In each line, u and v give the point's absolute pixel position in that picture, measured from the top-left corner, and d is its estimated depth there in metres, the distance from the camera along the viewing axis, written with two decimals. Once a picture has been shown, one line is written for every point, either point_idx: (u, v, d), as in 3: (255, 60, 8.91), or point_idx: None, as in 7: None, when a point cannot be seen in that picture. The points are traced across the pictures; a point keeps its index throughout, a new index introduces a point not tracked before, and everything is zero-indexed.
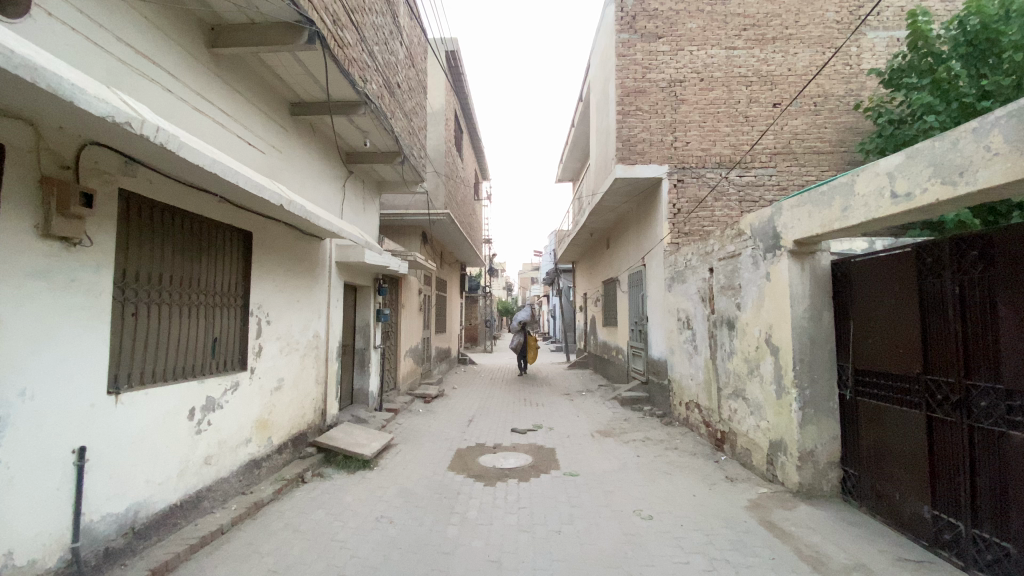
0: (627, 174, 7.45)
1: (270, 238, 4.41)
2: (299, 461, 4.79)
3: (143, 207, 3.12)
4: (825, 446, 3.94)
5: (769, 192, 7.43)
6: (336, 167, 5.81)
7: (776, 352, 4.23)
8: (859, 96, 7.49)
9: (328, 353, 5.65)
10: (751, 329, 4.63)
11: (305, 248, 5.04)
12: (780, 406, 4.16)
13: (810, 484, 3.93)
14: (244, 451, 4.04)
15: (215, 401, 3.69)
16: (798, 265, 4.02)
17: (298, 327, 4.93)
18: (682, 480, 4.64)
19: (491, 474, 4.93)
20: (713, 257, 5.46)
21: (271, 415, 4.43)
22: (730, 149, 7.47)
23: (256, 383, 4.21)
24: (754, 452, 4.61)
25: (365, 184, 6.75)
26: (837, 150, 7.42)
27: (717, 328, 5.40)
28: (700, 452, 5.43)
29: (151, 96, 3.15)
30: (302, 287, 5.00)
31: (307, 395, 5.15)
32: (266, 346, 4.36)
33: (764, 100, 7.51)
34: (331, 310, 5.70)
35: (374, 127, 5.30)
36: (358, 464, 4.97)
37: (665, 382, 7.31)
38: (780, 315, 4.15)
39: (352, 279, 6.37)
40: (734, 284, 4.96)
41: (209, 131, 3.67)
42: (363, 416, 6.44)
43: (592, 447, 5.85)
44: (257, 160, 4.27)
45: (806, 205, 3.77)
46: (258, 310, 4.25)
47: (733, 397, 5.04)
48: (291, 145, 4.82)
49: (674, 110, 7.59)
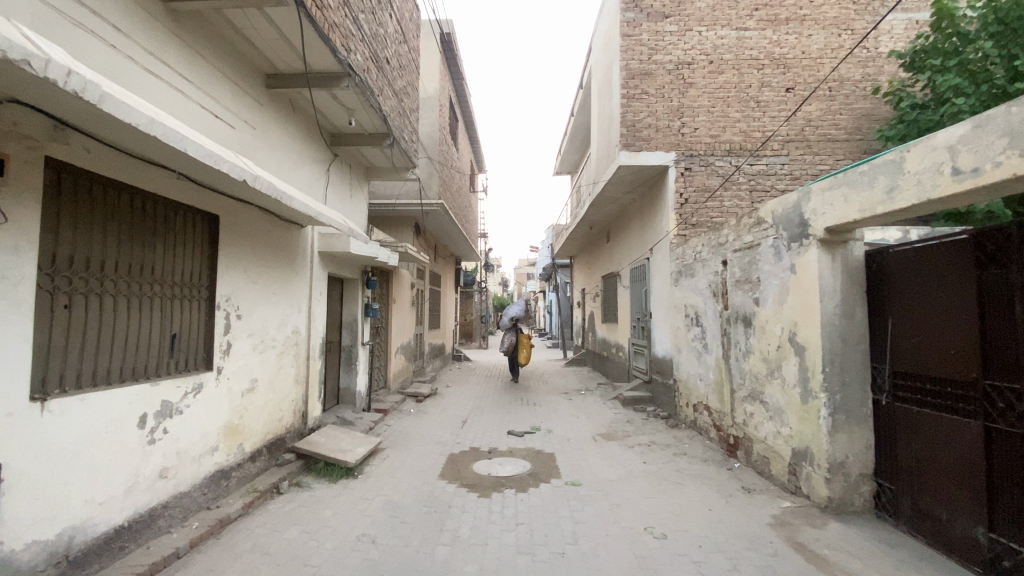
0: (631, 160, 6.97)
1: (241, 223, 3.95)
2: (275, 470, 4.36)
3: (80, 181, 2.67)
4: (857, 457, 3.56)
5: (781, 182, 7.03)
6: (319, 148, 5.37)
7: (801, 352, 3.83)
8: (876, 81, 7.10)
9: (309, 351, 5.21)
10: (772, 327, 4.22)
11: (283, 236, 4.59)
12: (806, 412, 3.76)
13: (840, 498, 3.54)
14: (209, 461, 3.60)
15: (173, 406, 3.24)
16: (829, 255, 3.61)
17: (274, 323, 4.48)
18: (695, 491, 4.23)
19: (486, 483, 4.51)
20: (728, 248, 5.04)
21: (241, 421, 3.98)
22: (741, 136, 7.07)
23: (224, 385, 3.77)
24: (774, 461, 4.22)
25: (352, 169, 6.30)
26: (852, 138, 7.03)
27: (731, 326, 5.00)
28: (711, 459, 5.03)
29: (92, 53, 2.70)
30: (280, 279, 4.56)
31: (285, 397, 4.71)
32: (235, 343, 3.91)
33: (776, 84, 7.09)
34: (313, 304, 5.26)
35: (359, 104, 4.87)
36: (341, 472, 4.55)
37: (670, 382, 6.92)
38: (806, 311, 3.75)
39: (337, 271, 5.92)
40: (751, 277, 4.56)
41: (167, 99, 3.24)
42: (349, 418, 6.01)
43: (593, 452, 5.44)
44: (225, 136, 3.82)
45: (842, 187, 3.37)
46: (227, 302, 3.80)
47: (749, 400, 4.63)
48: (268, 123, 4.38)
49: (681, 94, 7.16)
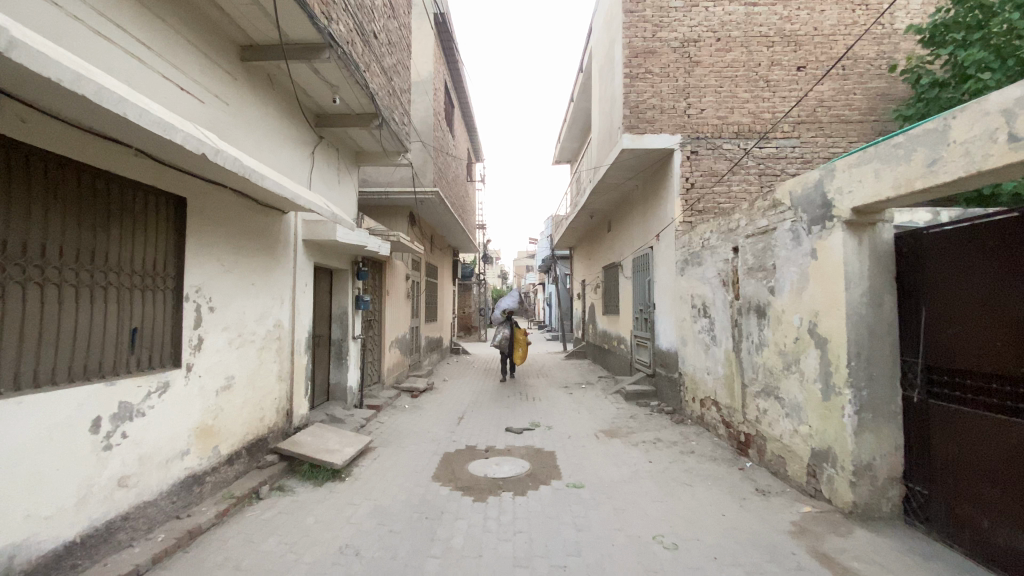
0: (635, 143, 6.63)
1: (212, 207, 3.63)
2: (256, 473, 4.07)
3: (13, 153, 2.35)
4: (885, 458, 3.27)
5: (792, 165, 6.69)
6: (303, 129, 5.03)
7: (823, 345, 3.52)
8: (892, 59, 6.75)
9: (294, 346, 4.90)
10: (789, 318, 3.91)
11: (262, 223, 4.27)
12: (828, 410, 3.46)
13: (866, 504, 3.26)
14: (178, 467, 3.30)
15: (133, 408, 2.93)
16: (856, 238, 3.29)
17: (253, 316, 4.16)
18: (706, 494, 3.94)
19: (482, 485, 4.22)
20: (739, 234, 4.72)
21: (216, 422, 3.68)
22: (750, 118, 6.71)
23: (195, 384, 3.46)
24: (790, 461, 3.93)
25: (339, 153, 5.96)
26: (867, 119, 6.69)
27: (742, 317, 4.69)
28: (720, 457, 4.75)
29: (31, 9, 2.37)
30: (259, 268, 4.24)
31: (267, 395, 4.41)
32: (207, 338, 3.59)
33: (787, 62, 6.73)
34: (297, 296, 4.94)
35: (344, 79, 4.52)
36: (327, 474, 4.26)
37: (675, 375, 6.63)
38: (829, 300, 3.44)
39: (324, 261, 5.59)
40: (765, 264, 4.25)
41: (122, 66, 2.90)
42: (338, 415, 5.70)
43: (595, 450, 5.16)
44: (195, 111, 3.50)
45: (873, 162, 3.05)
46: (197, 293, 3.47)
47: (762, 396, 4.33)
48: (244, 99, 4.04)
49: (687, 73, 6.81)
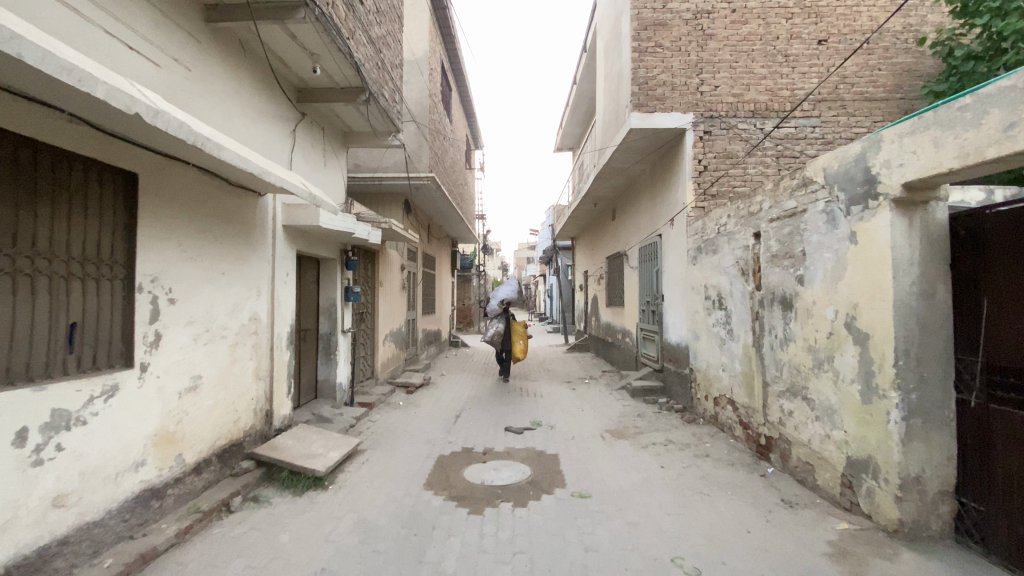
0: (644, 123, 6.17)
1: (172, 186, 3.21)
2: (228, 482, 3.68)
3: None
4: (936, 470, 2.87)
5: (812, 147, 6.24)
6: (282, 103, 4.59)
7: (862, 341, 3.11)
8: (919, 32, 6.26)
9: (274, 341, 4.50)
10: (821, 310, 3.49)
11: (233, 206, 3.84)
12: (869, 415, 3.06)
13: (913, 522, 2.86)
14: (130, 480, 2.92)
15: (72, 416, 2.54)
16: (906, 219, 2.86)
17: (224, 308, 3.76)
18: (727, 505, 3.55)
19: (479, 494, 3.83)
20: (762, 218, 4.29)
21: (179, 427, 3.29)
22: (767, 95, 6.25)
23: (152, 387, 3.06)
24: (821, 469, 3.53)
25: (325, 132, 5.52)
26: (892, 97, 6.22)
27: (765, 309, 4.28)
28: (739, 461, 4.36)
29: None
30: (231, 256, 3.83)
31: (242, 395, 4.01)
32: (167, 334, 3.18)
33: (807, 36, 6.25)
34: (277, 286, 4.53)
35: (324, 45, 4.07)
36: (308, 482, 3.86)
37: (685, 371, 6.23)
38: (871, 290, 3.02)
39: (309, 249, 5.18)
40: (793, 251, 3.82)
41: (53, 16, 2.47)
42: (326, 414, 5.31)
43: (602, 453, 4.77)
44: (149, 76, 3.07)
45: (931, 129, 2.63)
46: (153, 283, 3.06)
47: (787, 397, 3.93)
48: (210, 65, 3.60)
49: (700, 47, 6.34)
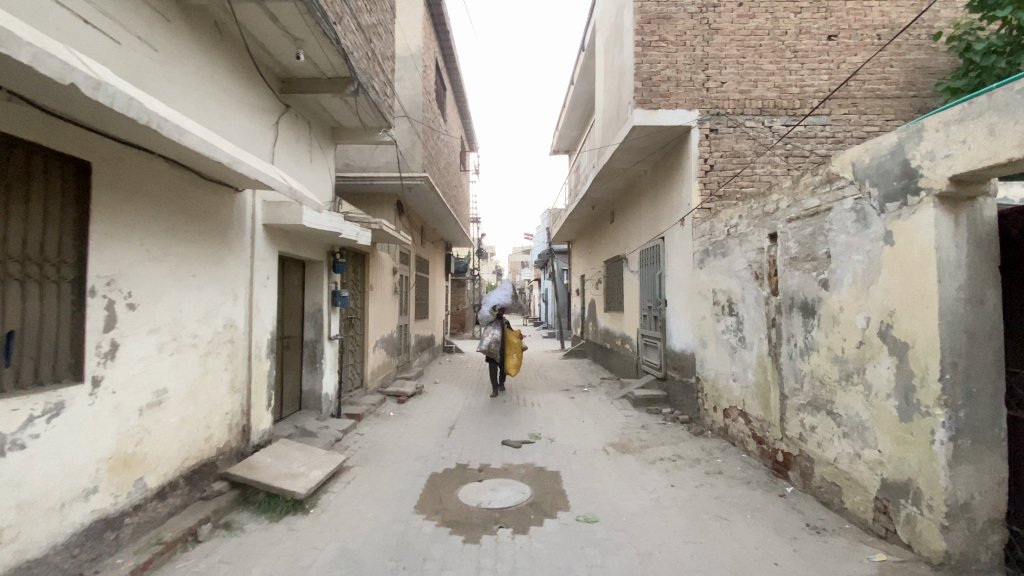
0: (647, 120, 5.90)
1: (136, 177, 2.87)
2: (197, 507, 3.32)
3: None
4: (986, 496, 2.58)
5: (822, 146, 5.98)
6: (263, 93, 4.26)
7: (899, 351, 2.82)
8: (932, 28, 6.05)
9: (253, 350, 4.15)
10: (850, 318, 3.21)
11: (207, 201, 3.50)
12: (908, 434, 2.76)
13: (962, 555, 2.56)
14: (80, 510, 2.56)
15: (6, 440, 2.18)
16: (952, 216, 2.58)
17: (194, 314, 3.41)
18: (748, 531, 3.23)
19: (476, 517, 3.50)
20: (779, 218, 4.01)
21: (139, 448, 2.94)
22: (775, 92, 5.99)
23: (107, 403, 2.71)
24: (849, 491, 3.23)
25: (311, 126, 5.19)
26: (905, 94, 5.99)
27: (782, 316, 3.99)
28: (754, 479, 4.06)
29: None
30: (202, 256, 3.48)
31: (214, 410, 3.66)
32: (125, 343, 2.83)
33: (816, 31, 6.01)
34: (256, 290, 4.18)
35: (308, 28, 3.75)
36: (287, 506, 3.50)
37: (691, 380, 5.93)
38: (910, 295, 2.73)
39: (292, 251, 4.83)
40: (816, 254, 3.53)
41: None
42: (310, 428, 4.95)
43: (607, 470, 4.44)
44: (107, 53, 2.73)
45: (986, 115, 2.35)
46: (109, 286, 2.71)
47: (809, 410, 3.63)
48: (181, 46, 3.27)
49: (706, 42, 6.09)
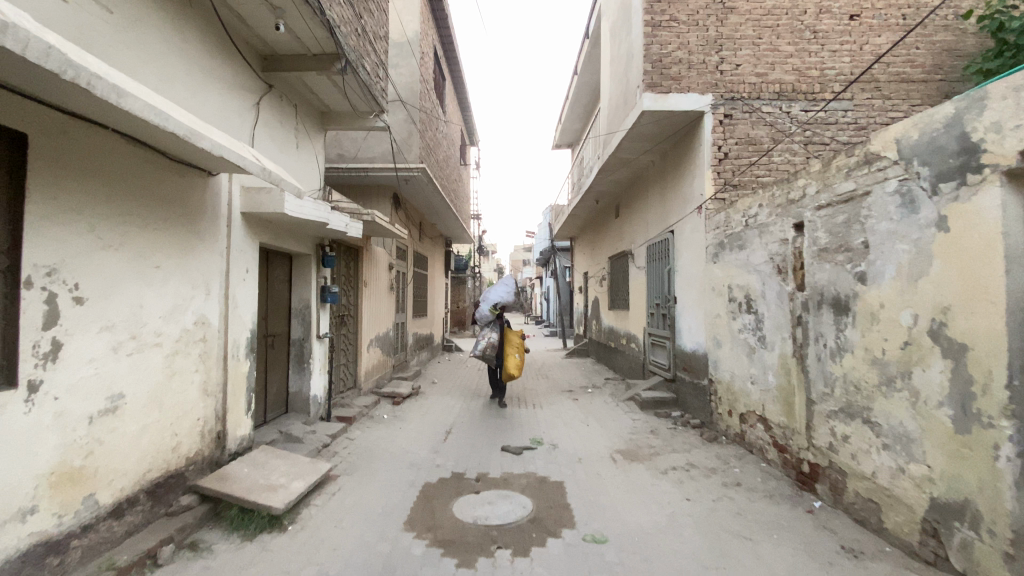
0: (658, 104, 5.49)
1: (83, 154, 2.52)
2: (162, 524, 2.98)
3: None
4: None
5: (843, 132, 5.60)
6: (242, 69, 3.91)
7: (954, 354, 2.46)
8: (961, 7, 5.66)
9: (229, 350, 3.80)
10: (892, 315, 2.84)
11: (172, 185, 3.15)
12: (966, 448, 2.40)
13: None
14: (14, 534, 2.22)
15: None
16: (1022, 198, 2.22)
17: (158, 309, 3.07)
18: (777, 554, 2.87)
19: (472, 536, 3.16)
20: (807, 206, 3.64)
21: (90, 461, 2.60)
22: (794, 75, 5.62)
23: (48, 410, 2.37)
24: (891, 510, 2.87)
25: (297, 109, 4.84)
26: (931, 78, 5.62)
27: (809, 313, 3.63)
28: (778, 492, 3.70)
29: None
30: (167, 245, 3.13)
31: (183, 415, 3.31)
32: (71, 343, 2.48)
33: (837, 10, 5.64)
34: (232, 285, 3.83)
35: None
36: (262, 522, 3.16)
37: (703, 382, 5.58)
38: (970, 290, 2.37)
39: (275, 243, 4.48)
40: (852, 245, 3.17)
41: None
42: (296, 433, 4.61)
43: (616, 480, 4.08)
44: (48, 9, 2.37)
45: None
46: (50, 277, 2.37)
47: (841, 418, 3.27)
48: (141, 10, 2.92)
49: (719, 21, 5.72)
